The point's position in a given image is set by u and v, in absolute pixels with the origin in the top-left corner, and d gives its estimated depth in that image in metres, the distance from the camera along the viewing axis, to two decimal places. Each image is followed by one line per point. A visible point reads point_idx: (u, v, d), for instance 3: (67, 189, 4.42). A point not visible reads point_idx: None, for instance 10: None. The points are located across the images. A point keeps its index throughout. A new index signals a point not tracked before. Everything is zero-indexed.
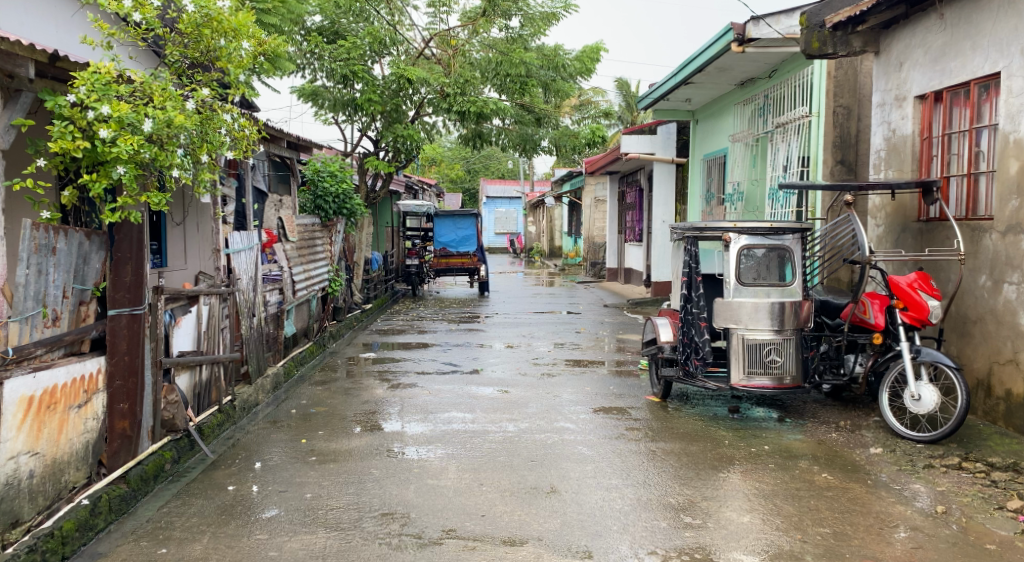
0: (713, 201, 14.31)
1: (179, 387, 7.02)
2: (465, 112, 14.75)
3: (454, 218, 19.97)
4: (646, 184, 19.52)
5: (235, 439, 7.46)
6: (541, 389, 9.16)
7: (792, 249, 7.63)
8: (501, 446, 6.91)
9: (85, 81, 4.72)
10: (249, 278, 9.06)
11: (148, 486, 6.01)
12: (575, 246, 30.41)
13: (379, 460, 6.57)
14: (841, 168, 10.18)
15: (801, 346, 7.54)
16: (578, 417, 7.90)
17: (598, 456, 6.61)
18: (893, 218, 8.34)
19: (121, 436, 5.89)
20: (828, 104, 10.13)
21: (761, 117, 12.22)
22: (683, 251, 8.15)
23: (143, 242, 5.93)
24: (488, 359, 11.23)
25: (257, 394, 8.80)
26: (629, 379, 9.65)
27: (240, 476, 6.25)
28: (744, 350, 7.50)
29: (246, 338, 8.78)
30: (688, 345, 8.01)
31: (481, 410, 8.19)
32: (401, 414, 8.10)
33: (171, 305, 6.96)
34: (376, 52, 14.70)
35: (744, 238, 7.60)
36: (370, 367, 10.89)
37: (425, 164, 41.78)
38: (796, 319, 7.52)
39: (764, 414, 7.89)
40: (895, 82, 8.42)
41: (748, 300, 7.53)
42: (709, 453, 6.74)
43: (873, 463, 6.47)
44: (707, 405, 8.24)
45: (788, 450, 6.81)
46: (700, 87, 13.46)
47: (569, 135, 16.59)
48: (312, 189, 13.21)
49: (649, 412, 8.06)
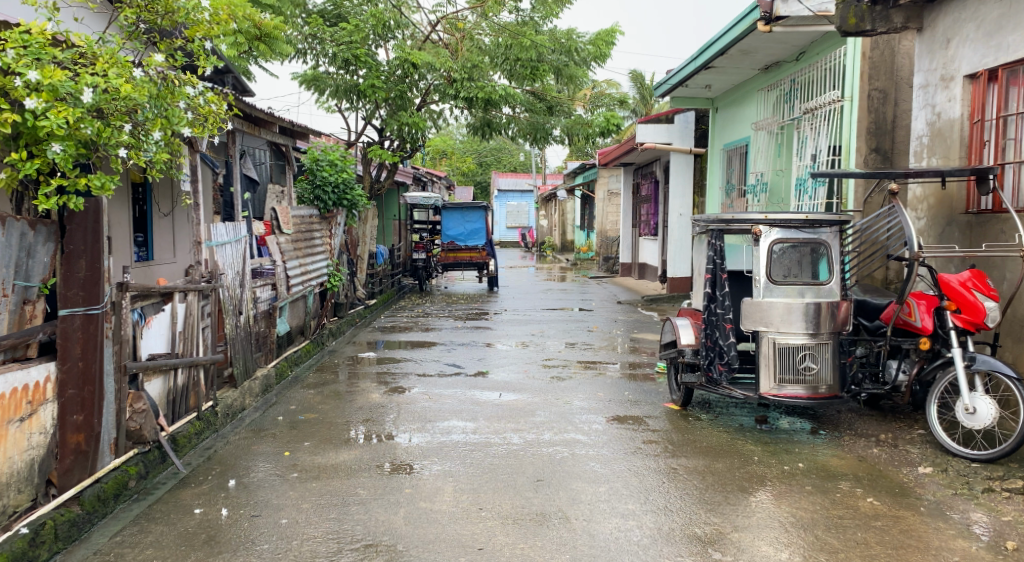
0: (734, 193, 13.55)
1: (149, 393, 6.36)
2: (474, 99, 14.08)
3: (462, 211, 19.03)
4: (661, 175, 18.80)
5: (213, 450, 6.79)
6: (551, 395, 8.45)
7: (829, 244, 6.88)
8: (505, 461, 6.20)
9: (13, 44, 4.05)
10: (235, 272, 8.36)
11: (107, 507, 5.40)
12: (588, 241, 29.62)
13: (368, 477, 5.89)
14: (876, 156, 9.36)
15: (838, 351, 6.82)
16: (590, 427, 7.18)
17: (613, 475, 5.90)
18: (938, 209, 7.61)
19: (74, 451, 5.25)
20: (862, 88, 9.35)
21: (788, 103, 11.46)
22: (707, 246, 7.42)
23: (99, 232, 5.27)
24: (494, 360, 10.54)
25: (243, 398, 8.14)
26: (646, 384, 8.92)
27: (210, 497, 5.58)
28: (775, 355, 6.77)
29: (231, 337, 8.12)
30: (711, 349, 7.29)
31: (484, 419, 7.48)
32: (398, 423, 7.41)
33: (140, 302, 6.29)
34: (380, 36, 13.96)
35: (776, 231, 6.86)
36: (370, 368, 10.18)
37: (435, 156, 40.98)
38: (833, 322, 6.79)
39: (795, 426, 7.17)
40: (941, 60, 7.69)
41: (779, 301, 6.80)
42: (737, 472, 6.02)
43: (923, 485, 5.74)
44: (732, 414, 7.54)
45: (826, 468, 6.09)
46: (722, 72, 12.69)
47: (582, 124, 15.65)
48: (309, 178, 12.31)
49: (668, 423, 7.35)
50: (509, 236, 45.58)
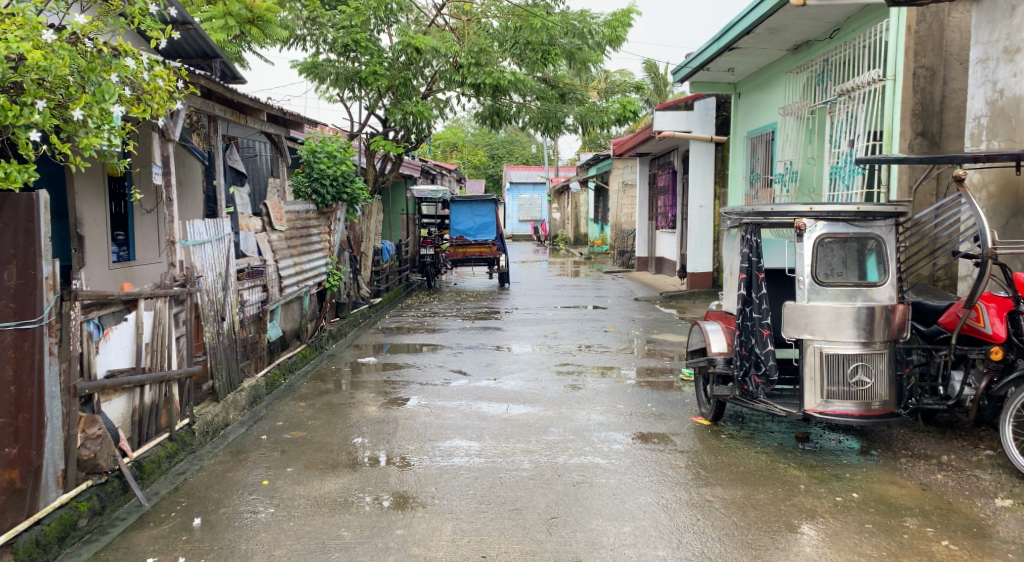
0: (759, 182, 12.67)
1: (106, 415, 5.57)
2: (481, 85, 13.28)
3: (471, 204, 18.19)
4: (680, 164, 17.93)
5: (185, 477, 6.03)
6: (565, 408, 7.62)
7: (882, 238, 6.02)
8: (514, 492, 5.41)
9: None
10: (217, 275, 7.57)
11: (48, 554, 4.73)
12: (603, 234, 28.79)
13: (355, 515, 5.13)
14: (923, 141, 8.46)
15: (894, 362, 5.97)
16: (610, 448, 6.35)
17: (637, 511, 5.13)
18: (1000, 199, 6.80)
19: (7, 490, 4.62)
20: (907, 65, 8.44)
21: (820, 85, 10.57)
22: (740, 243, 6.57)
23: (32, 232, 4.68)
24: (504, 365, 9.73)
25: (226, 413, 7.37)
26: (669, 394, 8.09)
27: (171, 542, 4.88)
28: (822, 366, 5.94)
29: (212, 346, 7.33)
30: (747, 357, 6.43)
31: (491, 437, 6.68)
32: (395, 442, 6.62)
33: (97, 313, 5.49)
34: (382, 19, 13.12)
35: (822, 226, 6.02)
36: (370, 376, 9.37)
37: (446, 148, 40.14)
38: (888, 328, 5.94)
39: (842, 446, 6.32)
40: (1004, 31, 6.87)
41: (826, 305, 5.95)
42: (782, 505, 5.21)
43: (1001, 522, 4.92)
44: (769, 431, 6.70)
45: (884, 499, 5.27)
46: (747, 53, 11.80)
47: (596, 111, 14.67)
48: (305, 170, 11.37)
49: (698, 441, 6.53)
50: (521, 229, 44.71)
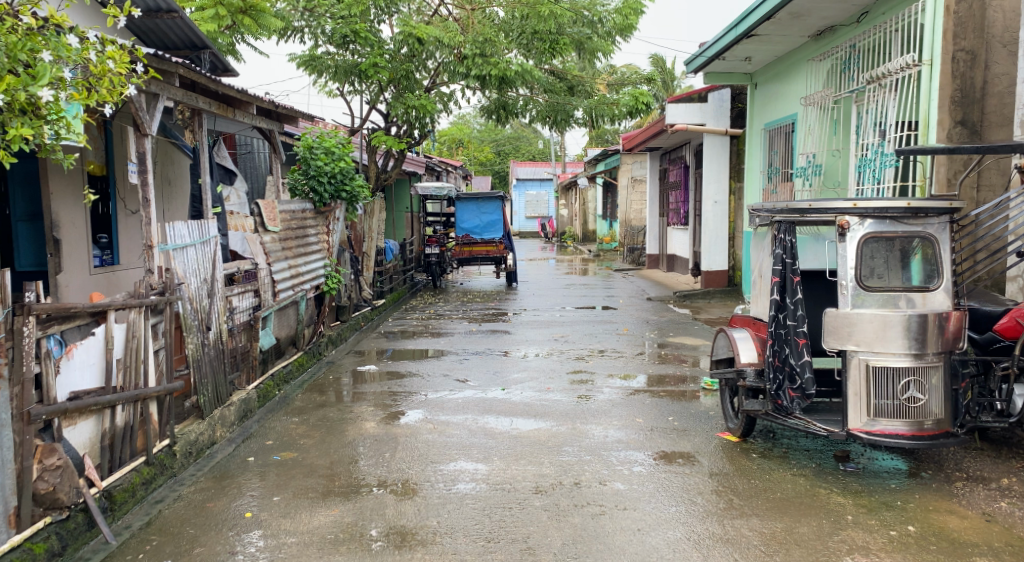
0: (778, 177, 12.03)
1: (69, 441, 4.96)
2: (486, 77, 12.68)
3: (477, 201, 17.60)
4: (693, 159, 17.31)
5: (162, 506, 5.46)
6: (579, 423, 7.01)
7: (936, 239, 5.41)
8: (527, 526, 4.83)
9: None
10: (202, 281, 6.96)
11: None
12: (612, 232, 28.17)
13: (348, 556, 4.57)
14: (962, 130, 7.73)
15: (949, 375, 5.35)
16: (631, 471, 5.74)
17: (664, 551, 4.54)
18: None
19: None
20: (945, 48, 7.78)
21: (844, 73, 9.93)
22: (773, 242, 5.95)
23: None
24: (512, 373, 9.12)
25: (213, 431, 6.79)
26: (691, 406, 7.47)
27: None
28: (869, 381, 5.32)
29: (196, 359, 6.73)
30: (780, 369, 5.78)
31: (499, 458, 6.08)
32: (394, 464, 6.02)
33: (58, 326, 4.89)
34: (382, 9, 12.52)
35: (868, 223, 5.41)
36: (370, 385, 8.79)
37: (451, 145, 39.56)
38: (942, 338, 5.31)
39: (888, 467, 5.70)
40: None
41: (872, 312, 5.34)
42: (830, 541, 4.61)
43: None
44: (805, 451, 6.07)
45: (946, 533, 4.67)
46: (766, 40, 11.16)
47: (606, 104, 14.03)
48: (302, 168, 10.75)
49: (728, 461, 5.91)
50: (528, 226, 44.10)
